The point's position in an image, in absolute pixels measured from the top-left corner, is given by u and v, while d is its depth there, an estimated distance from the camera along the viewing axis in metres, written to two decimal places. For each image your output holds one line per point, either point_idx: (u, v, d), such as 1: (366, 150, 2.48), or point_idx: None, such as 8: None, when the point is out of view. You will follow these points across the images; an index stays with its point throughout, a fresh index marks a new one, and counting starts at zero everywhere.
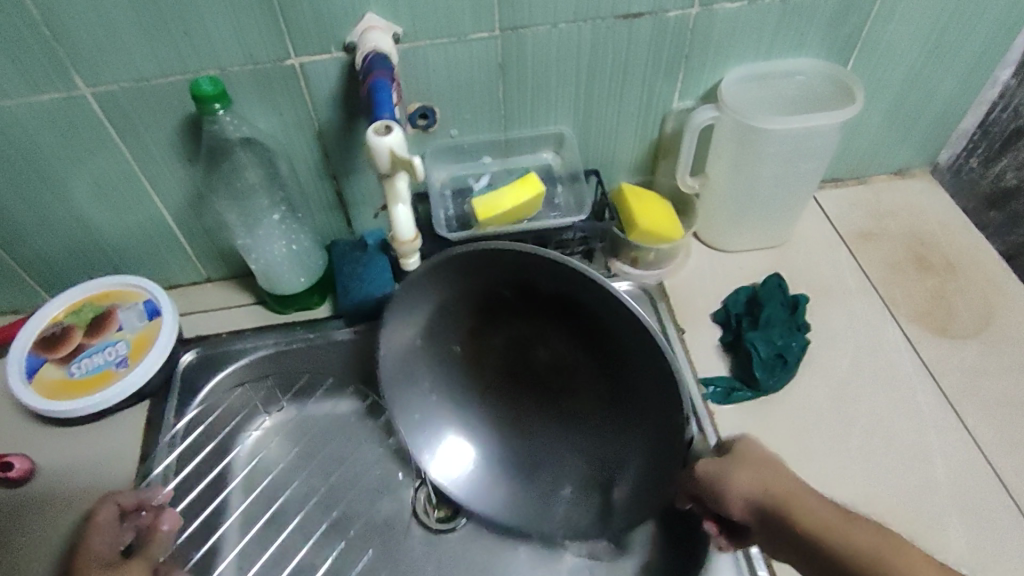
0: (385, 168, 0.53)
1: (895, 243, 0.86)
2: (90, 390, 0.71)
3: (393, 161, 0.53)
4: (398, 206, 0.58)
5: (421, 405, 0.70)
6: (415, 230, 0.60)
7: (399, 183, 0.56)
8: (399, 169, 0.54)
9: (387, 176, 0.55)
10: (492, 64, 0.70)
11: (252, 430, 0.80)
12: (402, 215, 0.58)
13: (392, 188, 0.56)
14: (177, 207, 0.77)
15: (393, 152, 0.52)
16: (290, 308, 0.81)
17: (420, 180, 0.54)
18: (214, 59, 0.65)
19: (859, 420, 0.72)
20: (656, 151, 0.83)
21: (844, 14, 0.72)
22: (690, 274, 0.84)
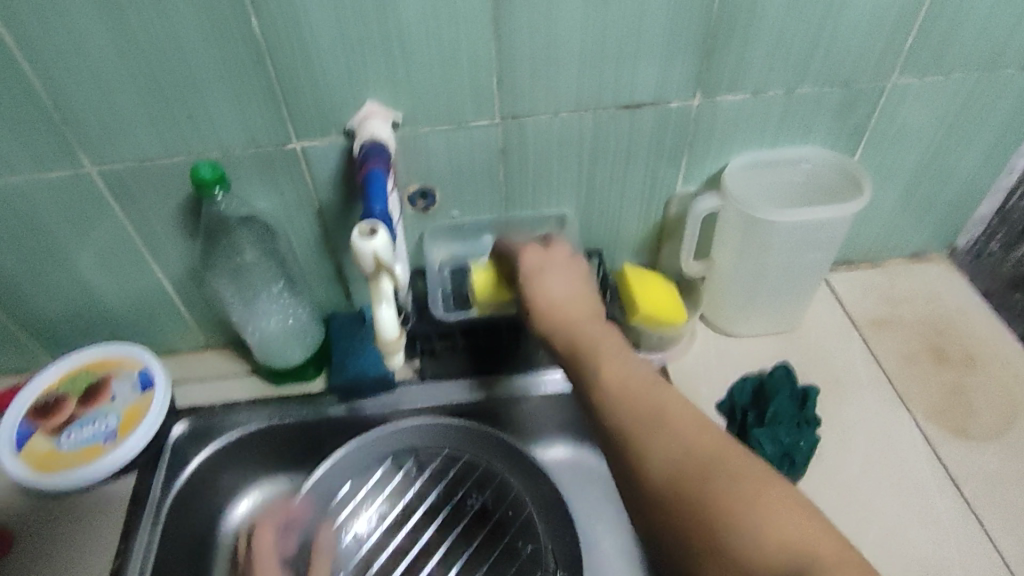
0: (369, 270, 0.53)
1: (911, 331, 0.83)
2: (76, 463, 0.70)
3: (378, 264, 0.53)
4: (382, 309, 0.55)
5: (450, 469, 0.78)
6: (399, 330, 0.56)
7: (385, 284, 0.54)
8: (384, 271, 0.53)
9: (371, 277, 0.53)
10: (492, 149, 0.70)
11: (240, 505, 0.79)
12: (387, 319, 0.55)
13: (376, 288, 0.54)
14: (178, 279, 0.77)
15: (377, 256, 0.52)
16: (285, 382, 0.80)
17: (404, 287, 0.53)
18: (217, 141, 0.66)
19: (870, 526, 0.68)
20: (661, 233, 0.81)
21: (850, 105, 0.71)
22: (694, 359, 0.81)
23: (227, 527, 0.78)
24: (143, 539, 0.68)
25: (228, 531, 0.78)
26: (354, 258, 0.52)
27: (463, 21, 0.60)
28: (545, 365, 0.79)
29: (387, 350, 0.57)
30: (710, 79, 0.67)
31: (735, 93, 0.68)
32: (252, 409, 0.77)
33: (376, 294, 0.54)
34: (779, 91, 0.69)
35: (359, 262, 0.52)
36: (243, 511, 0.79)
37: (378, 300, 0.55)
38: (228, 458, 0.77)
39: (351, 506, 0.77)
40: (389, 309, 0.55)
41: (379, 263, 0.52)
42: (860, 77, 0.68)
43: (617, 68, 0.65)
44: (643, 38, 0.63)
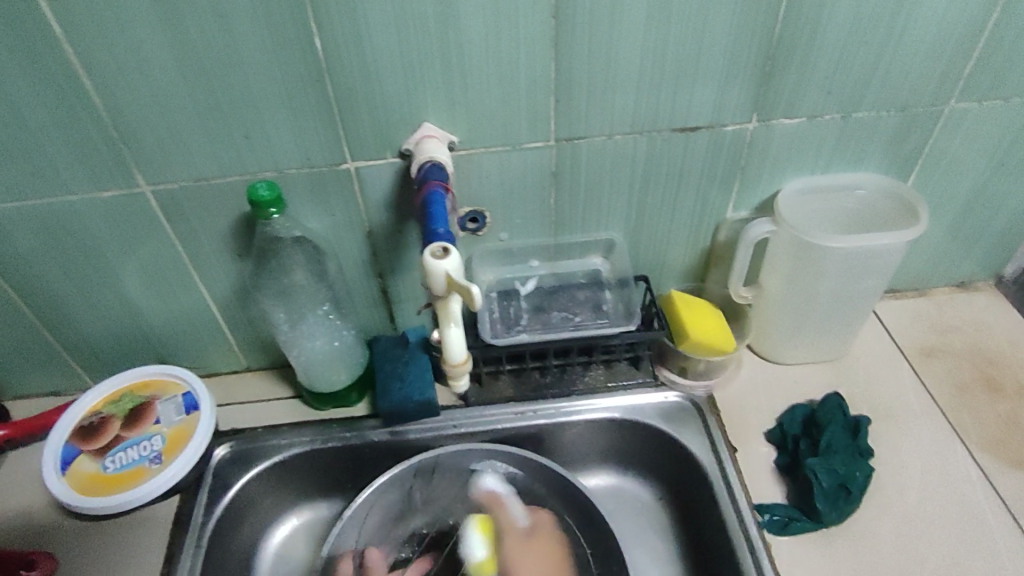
0: (440, 290, 0.54)
1: (961, 360, 0.81)
2: (120, 486, 0.69)
3: (448, 283, 0.54)
4: (451, 328, 0.59)
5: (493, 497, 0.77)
6: (466, 352, 0.60)
7: (453, 303, 0.57)
8: (455, 291, 0.54)
9: (441, 296, 0.56)
10: (545, 172, 0.70)
11: (281, 527, 0.78)
12: (455, 339, 0.59)
13: (445, 309, 0.57)
14: (224, 299, 0.77)
15: (449, 277, 0.53)
16: (328, 406, 0.79)
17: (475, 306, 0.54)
18: (274, 162, 0.66)
19: (932, 562, 0.66)
20: (708, 258, 0.81)
21: (905, 131, 0.70)
22: (742, 387, 0.80)
23: (266, 553, 0.77)
24: (186, 564, 0.67)
25: (267, 556, 0.76)
26: (426, 277, 0.54)
27: (524, 43, 0.60)
28: (592, 390, 0.78)
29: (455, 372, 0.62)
30: (767, 104, 0.66)
31: (791, 118, 0.68)
32: (296, 431, 0.77)
33: (445, 314, 0.57)
34: (835, 116, 0.68)
35: (431, 282, 0.54)
36: (284, 534, 0.78)
37: (447, 321, 0.58)
38: (270, 482, 0.76)
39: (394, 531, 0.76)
40: (457, 329, 0.59)
41: (451, 283, 0.54)
42: (916, 103, 0.68)
43: (675, 91, 0.64)
44: (702, 63, 0.62)
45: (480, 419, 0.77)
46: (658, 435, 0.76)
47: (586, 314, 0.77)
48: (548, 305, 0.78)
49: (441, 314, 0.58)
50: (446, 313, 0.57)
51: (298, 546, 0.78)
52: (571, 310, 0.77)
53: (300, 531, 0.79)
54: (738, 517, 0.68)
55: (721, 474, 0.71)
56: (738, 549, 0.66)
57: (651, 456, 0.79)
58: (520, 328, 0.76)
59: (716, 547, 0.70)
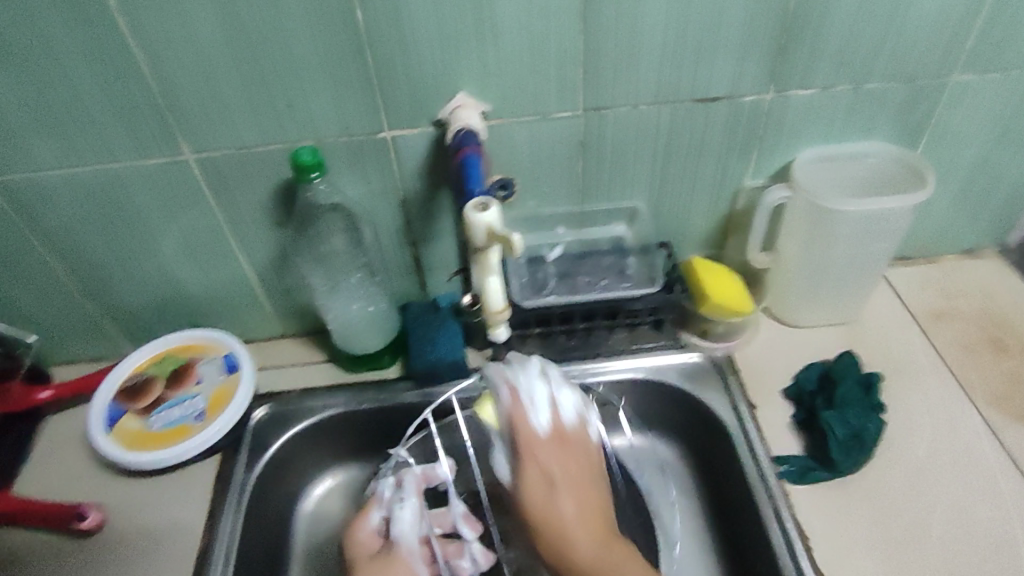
0: (481, 242, 0.59)
1: (967, 322, 0.85)
2: (165, 443, 0.72)
3: (490, 234, 0.59)
4: (490, 278, 0.65)
5: None
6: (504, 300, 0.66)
7: (492, 255, 0.62)
8: (495, 240, 0.59)
9: (481, 248, 0.61)
10: (571, 141, 0.73)
11: (318, 488, 0.81)
12: (494, 288, 0.65)
13: (485, 258, 0.62)
14: (261, 267, 0.80)
15: (490, 227, 0.58)
16: (362, 369, 0.82)
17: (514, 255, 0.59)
18: (314, 131, 0.69)
19: (940, 508, 0.69)
20: (726, 227, 0.84)
21: (915, 100, 0.74)
22: (759, 349, 0.84)
23: (303, 510, 0.80)
24: (229, 517, 0.70)
25: (304, 513, 0.80)
26: (468, 229, 0.59)
27: (556, 15, 0.63)
28: (616, 353, 0.82)
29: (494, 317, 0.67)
30: (783, 75, 0.70)
31: (806, 88, 0.71)
32: (331, 395, 0.80)
33: (484, 265, 0.62)
34: (847, 87, 0.72)
35: (473, 233, 0.59)
36: (320, 494, 0.81)
37: (487, 271, 0.63)
38: (307, 442, 0.79)
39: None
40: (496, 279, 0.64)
41: (492, 233, 0.58)
42: (925, 74, 0.71)
43: (696, 62, 0.68)
44: (722, 34, 0.66)
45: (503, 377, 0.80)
46: (681, 397, 0.80)
47: (610, 278, 0.80)
48: (574, 271, 0.81)
49: (481, 265, 0.63)
50: (485, 262, 0.62)
51: (334, 504, 0.81)
52: (595, 275, 0.81)
53: (335, 490, 0.82)
54: (756, 468, 0.72)
55: (742, 430, 0.75)
56: (758, 499, 0.69)
57: (672, 417, 0.82)
58: (549, 291, 0.80)
59: (736, 496, 0.74)
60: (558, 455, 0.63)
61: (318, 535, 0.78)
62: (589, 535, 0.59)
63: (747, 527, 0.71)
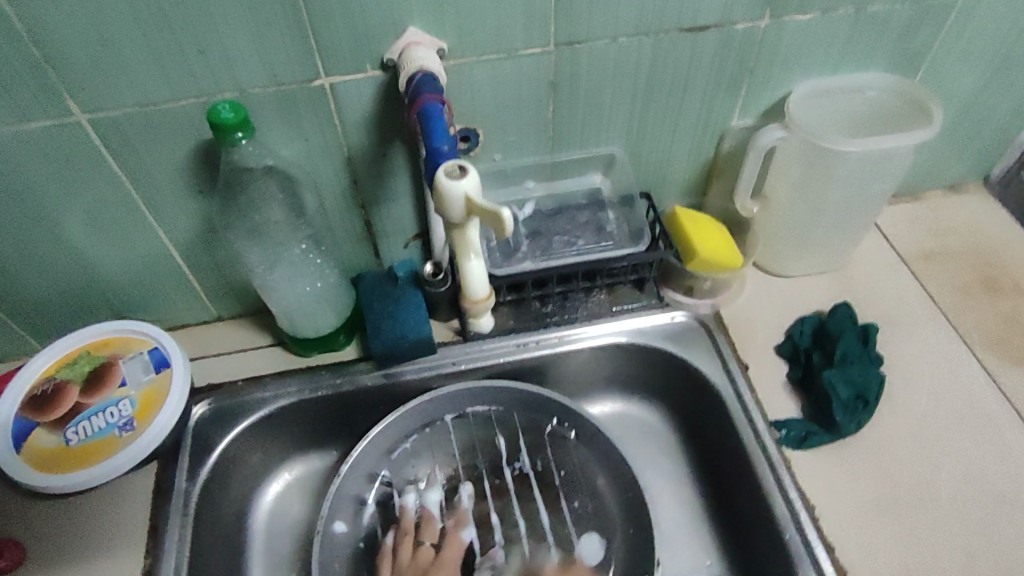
0: (457, 216, 0.48)
1: (958, 262, 0.81)
2: (88, 460, 0.62)
3: (467, 208, 0.48)
4: (471, 260, 0.55)
5: (495, 432, 0.74)
6: (486, 289, 0.57)
7: (471, 233, 0.52)
8: (474, 216, 0.48)
9: (457, 223, 0.50)
10: (541, 82, 0.63)
11: (272, 486, 0.74)
12: (474, 272, 0.56)
13: (462, 238, 0.52)
14: (186, 244, 0.68)
15: (468, 199, 0.47)
16: (313, 352, 0.73)
17: (501, 234, 0.47)
18: (234, 81, 0.57)
19: (945, 465, 0.66)
20: (709, 172, 0.77)
21: (919, 24, 0.66)
22: (746, 302, 0.77)
23: (258, 513, 0.72)
24: (173, 533, 0.62)
25: (260, 516, 0.72)
26: (441, 203, 0.47)
27: None
28: (596, 316, 0.74)
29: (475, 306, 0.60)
30: None
31: (806, 11, 0.63)
32: (279, 383, 0.71)
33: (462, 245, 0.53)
34: (849, 10, 0.63)
35: (447, 208, 0.48)
36: (275, 492, 0.74)
37: (467, 252, 0.54)
38: (257, 437, 0.71)
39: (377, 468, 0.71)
40: (477, 262, 0.55)
41: (470, 207, 0.48)
42: None
43: None
44: None
45: (477, 350, 0.73)
46: (668, 359, 0.74)
47: (589, 237, 0.72)
48: (546, 229, 0.72)
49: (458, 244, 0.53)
50: (464, 243, 0.53)
51: (292, 502, 0.73)
52: (572, 233, 0.72)
53: (292, 487, 0.74)
54: (753, 435, 0.67)
55: (734, 393, 0.69)
56: (758, 466, 0.65)
57: (657, 380, 0.77)
58: (522, 255, 0.71)
59: (731, 462, 0.69)
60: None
61: (274, 536, 0.71)
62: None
63: (745, 493, 0.67)
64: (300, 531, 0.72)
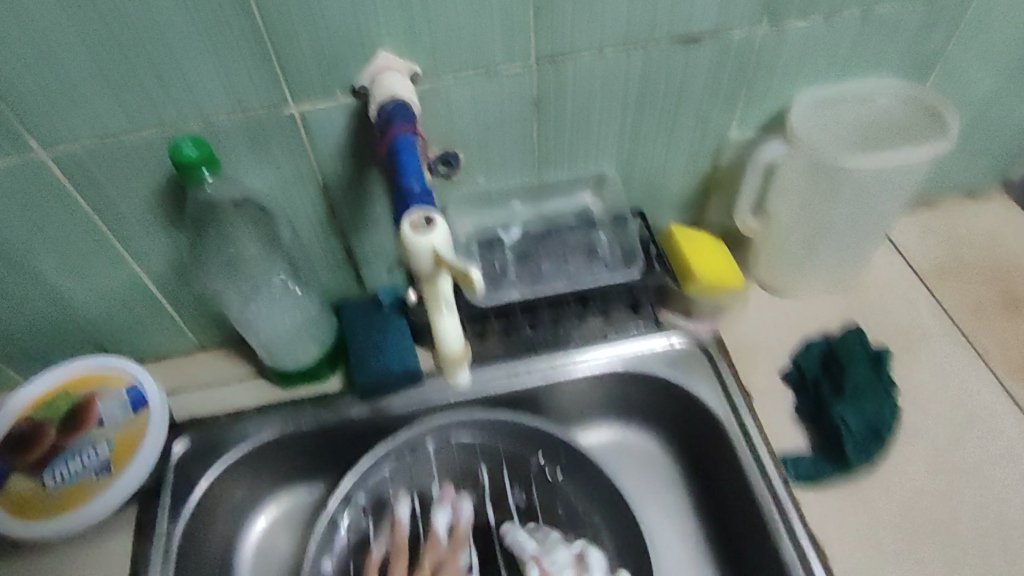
0: (425, 270, 0.43)
1: (976, 275, 0.76)
2: (62, 506, 0.60)
3: (437, 262, 0.43)
4: (444, 316, 0.47)
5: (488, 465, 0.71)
6: (464, 345, 0.48)
7: (442, 286, 0.45)
8: (445, 270, 0.43)
9: (426, 277, 0.44)
10: (524, 100, 0.59)
11: (258, 521, 0.71)
12: (449, 329, 0.47)
13: (432, 292, 0.45)
14: (162, 276, 0.66)
15: (436, 254, 0.42)
16: (297, 384, 0.70)
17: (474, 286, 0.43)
18: (198, 111, 0.54)
19: (965, 498, 0.62)
20: (708, 187, 0.73)
21: (929, 27, 0.62)
22: (750, 323, 0.73)
23: (244, 551, 0.69)
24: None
25: (245, 554, 0.69)
26: (407, 257, 0.43)
27: None
28: (589, 342, 0.71)
29: (451, 367, 0.50)
30: (779, 4, 0.57)
31: (807, 18, 0.58)
32: (262, 417, 0.68)
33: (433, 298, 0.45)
34: (854, 15, 0.59)
35: (414, 263, 0.43)
36: (261, 528, 0.71)
37: (438, 306, 0.46)
38: (240, 474, 0.68)
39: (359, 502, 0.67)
40: (451, 316, 0.47)
41: (440, 262, 0.43)
42: None
43: None
44: None
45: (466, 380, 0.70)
46: (667, 386, 0.70)
47: (580, 261, 0.68)
48: (536, 252, 0.69)
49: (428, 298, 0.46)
50: (435, 298, 0.45)
51: (280, 538, 0.70)
52: (562, 257, 0.68)
53: (280, 521, 0.71)
54: (762, 471, 0.63)
55: (738, 423, 0.66)
56: (762, 501, 0.61)
57: (656, 404, 0.73)
58: (508, 283, 0.67)
59: (736, 496, 0.65)
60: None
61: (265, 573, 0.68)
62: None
63: (752, 529, 0.63)
64: (289, 564, 0.69)
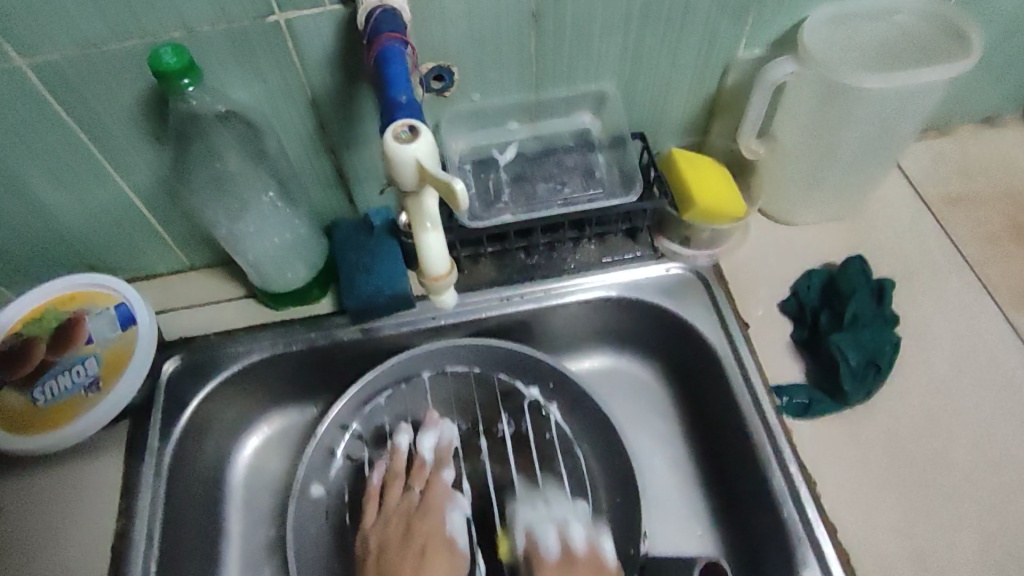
0: (409, 182, 0.43)
1: (986, 206, 0.74)
2: (54, 420, 0.61)
3: (420, 175, 0.43)
4: (429, 234, 0.49)
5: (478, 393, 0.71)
6: (449, 264, 0.51)
7: (426, 200, 0.46)
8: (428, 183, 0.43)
9: (411, 190, 0.44)
10: (522, 12, 0.56)
11: (252, 440, 0.73)
12: (433, 247, 0.50)
13: (418, 207, 0.46)
14: (150, 193, 0.65)
15: (420, 166, 0.42)
16: (287, 306, 0.70)
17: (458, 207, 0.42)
18: (178, 18, 0.51)
19: (952, 427, 0.62)
20: (713, 109, 0.70)
21: None
22: (748, 252, 0.72)
23: (238, 467, 0.71)
24: (150, 488, 0.61)
25: (238, 470, 0.71)
26: (391, 169, 0.42)
27: None
28: (583, 268, 0.70)
29: (436, 285, 0.52)
30: None
31: None
32: (254, 338, 0.68)
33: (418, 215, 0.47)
34: None
35: (398, 175, 0.43)
36: (255, 447, 0.73)
37: (423, 224, 0.48)
38: (232, 393, 0.69)
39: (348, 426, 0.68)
40: (436, 234, 0.49)
41: (423, 174, 0.42)
42: None
43: None
44: None
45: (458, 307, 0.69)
46: (658, 314, 0.70)
47: (577, 183, 0.66)
48: (531, 174, 0.67)
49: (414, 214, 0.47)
50: (419, 214, 0.47)
51: (272, 457, 0.72)
52: (558, 179, 0.67)
53: (274, 439, 0.73)
54: (749, 397, 0.63)
55: (732, 352, 0.65)
56: (753, 430, 0.62)
57: (648, 332, 0.73)
58: (503, 204, 0.65)
59: (726, 424, 0.66)
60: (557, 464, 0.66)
61: (256, 489, 0.71)
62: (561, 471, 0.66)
63: (738, 455, 0.64)
64: (278, 485, 0.71)
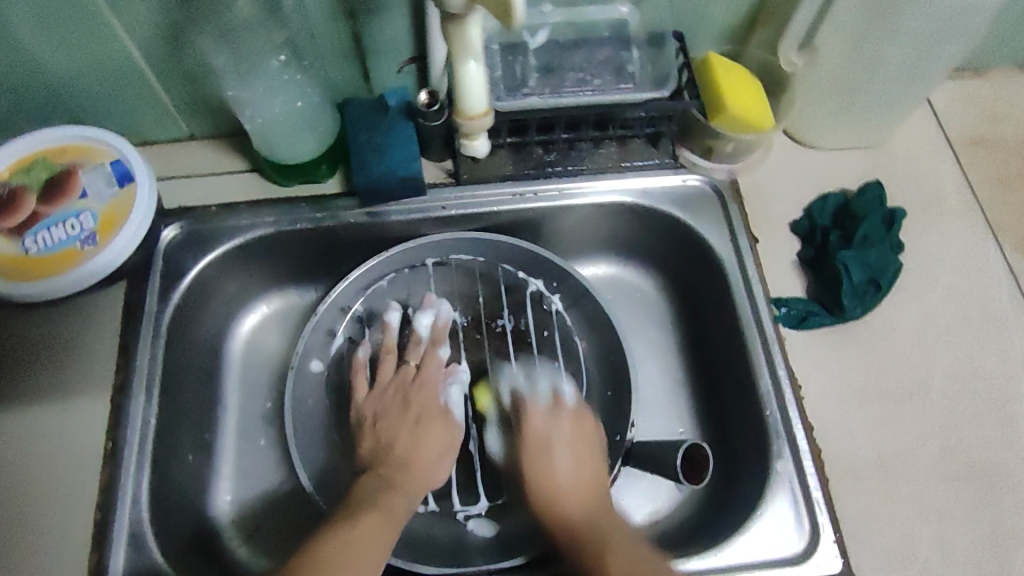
0: (459, 7, 0.47)
1: (1007, 150, 0.74)
2: (46, 270, 0.58)
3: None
4: (469, 64, 0.53)
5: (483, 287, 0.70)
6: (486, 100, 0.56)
7: (470, 28, 0.50)
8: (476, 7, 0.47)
9: (458, 18, 0.49)
10: None
11: (249, 317, 0.71)
12: (473, 77, 0.54)
13: (461, 34, 0.50)
14: (149, 44, 0.59)
15: None
16: (294, 182, 0.67)
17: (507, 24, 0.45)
18: None
19: (945, 359, 0.64)
20: (755, 16, 0.66)
21: None
22: (768, 172, 0.71)
23: (234, 343, 0.70)
24: (145, 353, 0.60)
25: (235, 347, 0.70)
26: None
27: None
28: (601, 171, 0.68)
29: (471, 119, 0.57)
30: None
31: None
32: (256, 211, 0.65)
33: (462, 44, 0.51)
34: None
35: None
36: (253, 324, 0.71)
37: (465, 53, 0.52)
38: (231, 266, 0.67)
39: (350, 306, 0.67)
40: (476, 64, 0.53)
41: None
42: None
43: None
44: None
45: (470, 197, 0.67)
46: (672, 226, 0.69)
47: (606, 77, 0.64)
48: (561, 63, 0.64)
49: (456, 44, 0.51)
50: (462, 40, 0.50)
51: (269, 335, 0.71)
52: (587, 71, 0.64)
53: (271, 319, 0.71)
54: (754, 315, 0.63)
55: (739, 268, 0.65)
56: (750, 342, 0.62)
57: (658, 244, 0.72)
58: (529, 90, 0.63)
59: (724, 339, 0.66)
60: (565, 421, 0.59)
61: (254, 367, 0.70)
62: (573, 446, 0.58)
63: (734, 370, 0.65)
64: (277, 361, 0.70)
